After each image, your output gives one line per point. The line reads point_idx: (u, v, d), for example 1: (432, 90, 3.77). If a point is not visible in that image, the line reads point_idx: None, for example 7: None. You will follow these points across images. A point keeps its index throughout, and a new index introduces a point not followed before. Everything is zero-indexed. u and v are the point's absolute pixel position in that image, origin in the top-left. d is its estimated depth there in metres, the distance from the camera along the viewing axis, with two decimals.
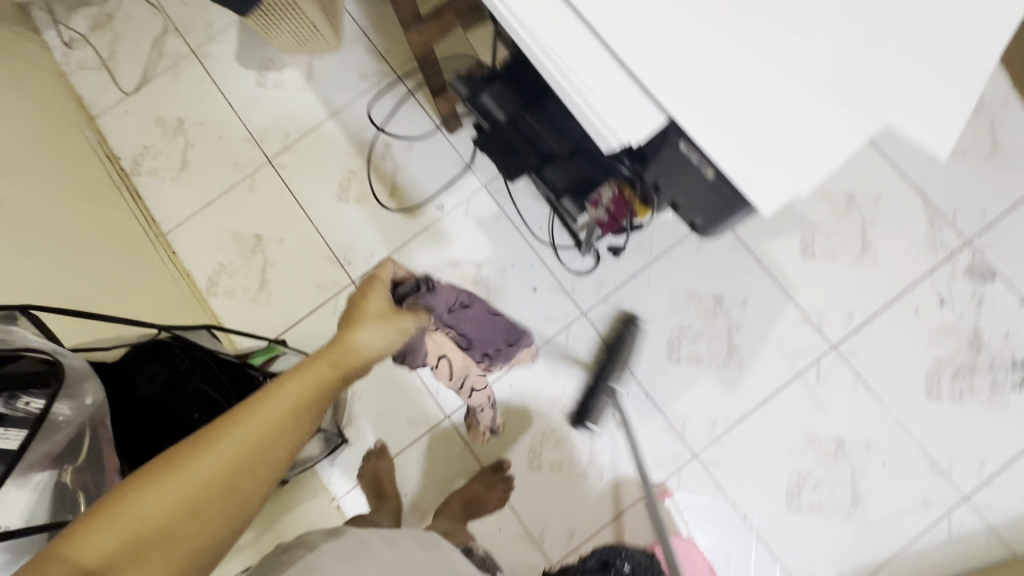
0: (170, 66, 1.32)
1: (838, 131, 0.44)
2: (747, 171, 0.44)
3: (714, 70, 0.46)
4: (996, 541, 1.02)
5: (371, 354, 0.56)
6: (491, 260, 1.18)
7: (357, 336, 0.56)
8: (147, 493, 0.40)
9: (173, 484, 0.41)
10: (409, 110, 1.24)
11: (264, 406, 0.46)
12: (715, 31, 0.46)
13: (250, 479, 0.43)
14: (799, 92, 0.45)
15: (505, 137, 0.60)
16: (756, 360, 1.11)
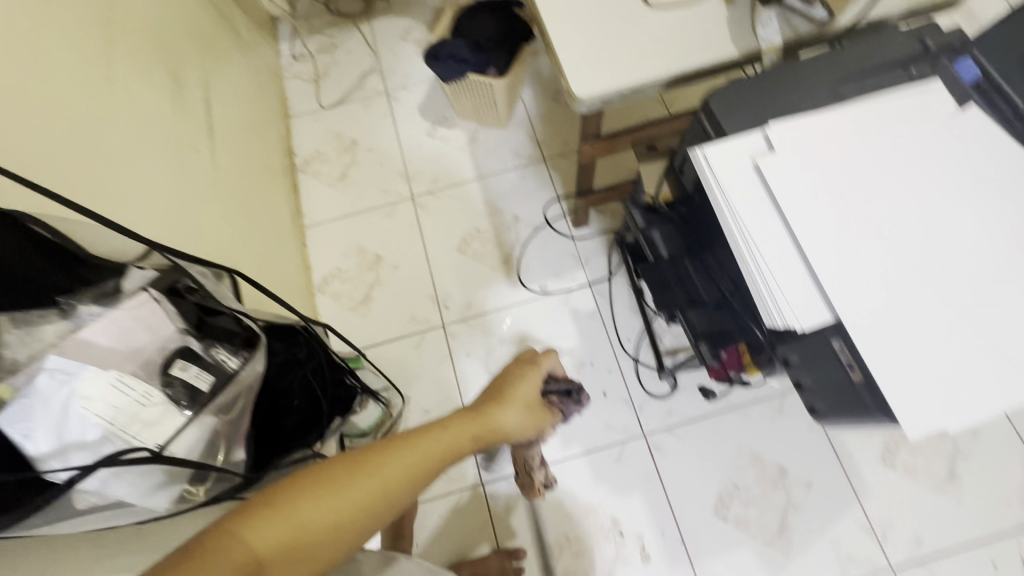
0: (364, 97, 1.55)
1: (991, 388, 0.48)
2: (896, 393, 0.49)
3: (886, 295, 0.52)
4: None
5: (504, 430, 0.60)
6: (574, 352, 1.23)
7: (499, 411, 0.60)
8: (304, 502, 0.44)
9: (326, 504, 0.45)
10: (544, 197, 1.38)
11: (403, 452, 0.50)
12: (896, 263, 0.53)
13: (374, 518, 0.47)
14: (961, 341, 0.50)
15: (665, 272, 0.71)
16: (805, 550, 1.05)
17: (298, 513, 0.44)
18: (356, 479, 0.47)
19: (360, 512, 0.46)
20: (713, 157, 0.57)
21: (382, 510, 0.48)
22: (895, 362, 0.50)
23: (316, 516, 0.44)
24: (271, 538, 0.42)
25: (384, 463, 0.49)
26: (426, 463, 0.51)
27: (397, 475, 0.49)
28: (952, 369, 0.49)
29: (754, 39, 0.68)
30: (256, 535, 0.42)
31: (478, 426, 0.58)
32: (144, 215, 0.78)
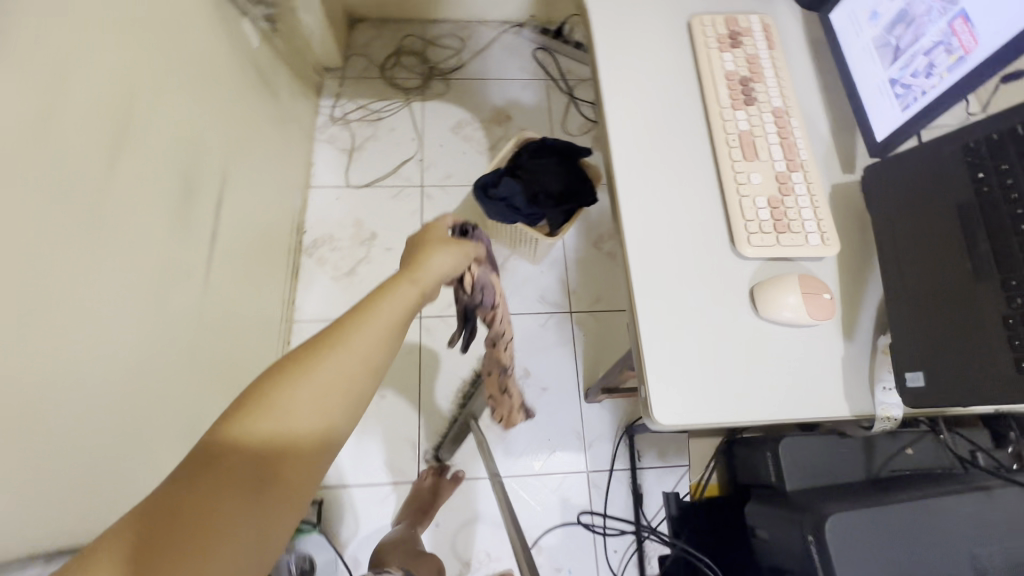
0: (397, 185, 1.42)
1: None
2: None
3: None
4: None
5: (450, 258, 0.55)
6: (554, 551, 1.11)
7: (434, 246, 0.55)
8: (281, 391, 0.38)
9: (304, 389, 0.38)
10: (562, 356, 1.27)
11: (371, 310, 0.44)
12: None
13: (370, 367, 0.42)
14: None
15: None
16: None
17: (284, 403, 0.38)
18: (326, 347, 0.40)
19: (352, 374, 0.40)
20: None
21: (376, 362, 0.42)
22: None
23: (302, 412, 0.38)
24: (257, 443, 0.36)
25: (348, 330, 0.42)
26: (399, 309, 0.46)
27: (376, 323, 0.43)
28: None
29: (869, 398, 0.58)
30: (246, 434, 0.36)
31: (414, 265, 0.52)
32: (84, 422, 0.62)
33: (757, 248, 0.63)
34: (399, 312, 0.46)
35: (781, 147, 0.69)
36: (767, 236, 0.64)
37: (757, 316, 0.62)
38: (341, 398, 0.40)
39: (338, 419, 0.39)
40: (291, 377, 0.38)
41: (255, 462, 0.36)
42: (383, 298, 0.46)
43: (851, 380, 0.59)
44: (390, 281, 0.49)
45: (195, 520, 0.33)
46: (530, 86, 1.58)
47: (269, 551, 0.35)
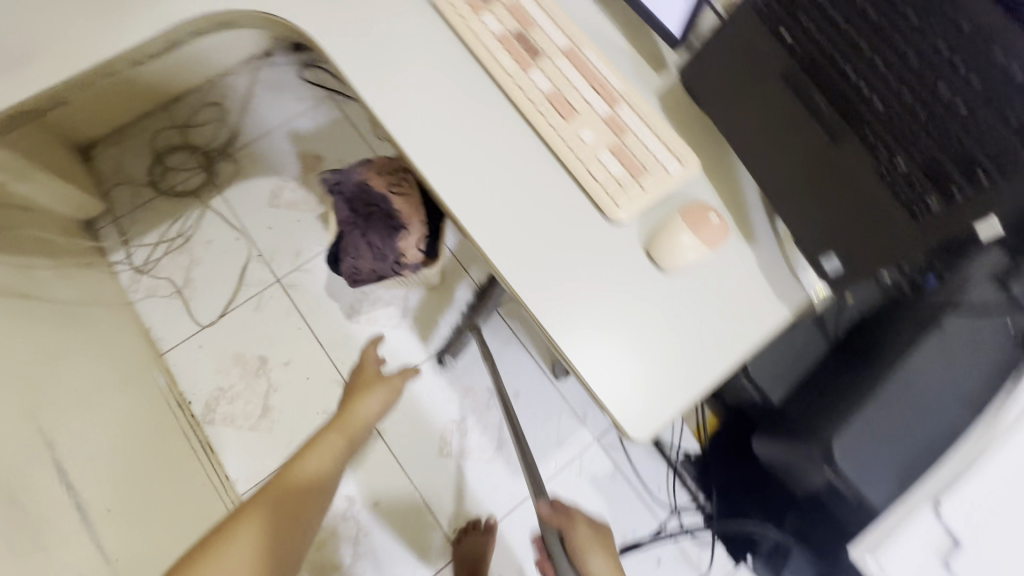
0: (253, 295, 1.24)
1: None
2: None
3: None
4: None
5: (371, 413, 0.81)
6: (611, 526, 1.11)
7: (365, 399, 0.83)
8: (297, 466, 0.73)
9: (307, 462, 0.73)
10: (513, 353, 1.21)
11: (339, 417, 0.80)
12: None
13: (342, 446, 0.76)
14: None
15: None
16: None
17: (298, 470, 0.73)
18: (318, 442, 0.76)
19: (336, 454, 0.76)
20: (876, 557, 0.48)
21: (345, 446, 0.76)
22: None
23: (314, 462, 0.73)
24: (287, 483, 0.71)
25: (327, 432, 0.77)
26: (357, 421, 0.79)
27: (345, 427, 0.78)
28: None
29: (798, 286, 0.57)
30: (293, 476, 0.72)
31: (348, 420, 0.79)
32: None
33: (630, 206, 0.58)
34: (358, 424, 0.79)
35: (592, 88, 0.62)
36: (630, 190, 0.58)
37: (665, 271, 0.57)
38: (332, 468, 0.75)
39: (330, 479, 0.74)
40: (301, 457, 0.74)
41: (292, 487, 0.71)
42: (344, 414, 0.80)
43: (774, 280, 0.57)
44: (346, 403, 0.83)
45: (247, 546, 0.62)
46: (320, 111, 1.40)
47: (303, 532, 0.69)
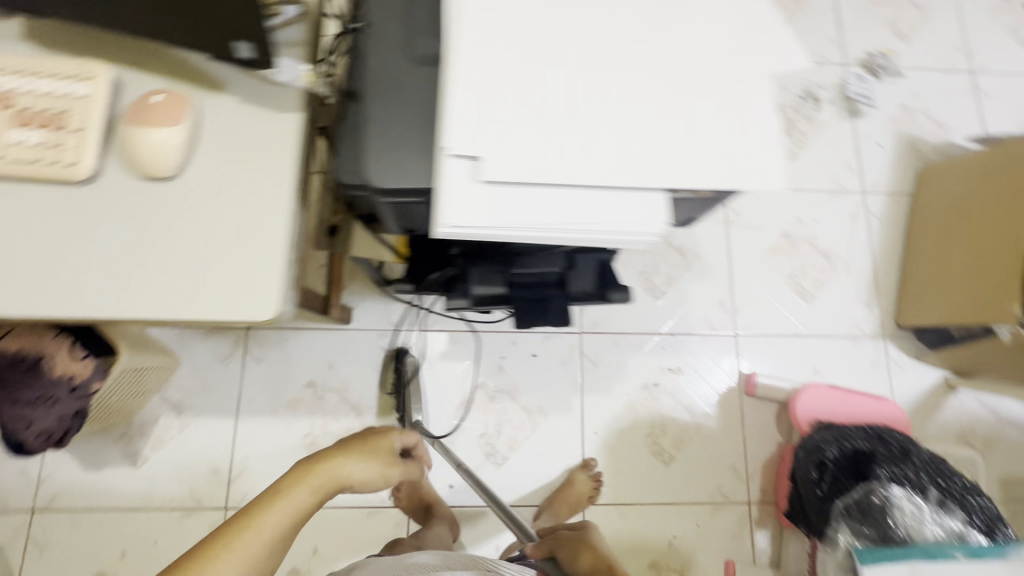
0: (24, 546, 1.03)
1: (772, 55, 0.50)
2: (740, 145, 0.48)
3: (677, 115, 0.48)
4: (899, 200, 1.35)
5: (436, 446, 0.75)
6: (486, 369, 1.18)
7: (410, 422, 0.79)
8: (327, 462, 0.59)
9: (339, 470, 0.60)
10: (298, 342, 1.16)
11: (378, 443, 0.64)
12: (642, 65, 0.49)
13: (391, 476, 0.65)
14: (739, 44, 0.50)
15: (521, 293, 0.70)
16: (700, 241, 1.28)
17: (328, 471, 0.59)
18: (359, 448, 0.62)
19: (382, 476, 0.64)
20: (453, 211, 0.45)
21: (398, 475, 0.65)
22: (709, 135, 0.48)
23: (346, 472, 0.60)
24: (307, 485, 0.57)
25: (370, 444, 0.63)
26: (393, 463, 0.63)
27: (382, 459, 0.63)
28: (754, 78, 0.49)
29: (286, 89, 0.56)
30: (322, 481, 0.58)
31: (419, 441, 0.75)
32: None
33: (84, 155, 0.51)
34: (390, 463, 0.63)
35: None
36: (68, 142, 0.51)
37: (173, 176, 0.53)
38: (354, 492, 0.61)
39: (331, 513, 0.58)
40: (336, 458, 0.60)
41: (318, 497, 0.58)
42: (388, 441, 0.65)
43: (266, 100, 0.56)
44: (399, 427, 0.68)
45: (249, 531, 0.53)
46: None
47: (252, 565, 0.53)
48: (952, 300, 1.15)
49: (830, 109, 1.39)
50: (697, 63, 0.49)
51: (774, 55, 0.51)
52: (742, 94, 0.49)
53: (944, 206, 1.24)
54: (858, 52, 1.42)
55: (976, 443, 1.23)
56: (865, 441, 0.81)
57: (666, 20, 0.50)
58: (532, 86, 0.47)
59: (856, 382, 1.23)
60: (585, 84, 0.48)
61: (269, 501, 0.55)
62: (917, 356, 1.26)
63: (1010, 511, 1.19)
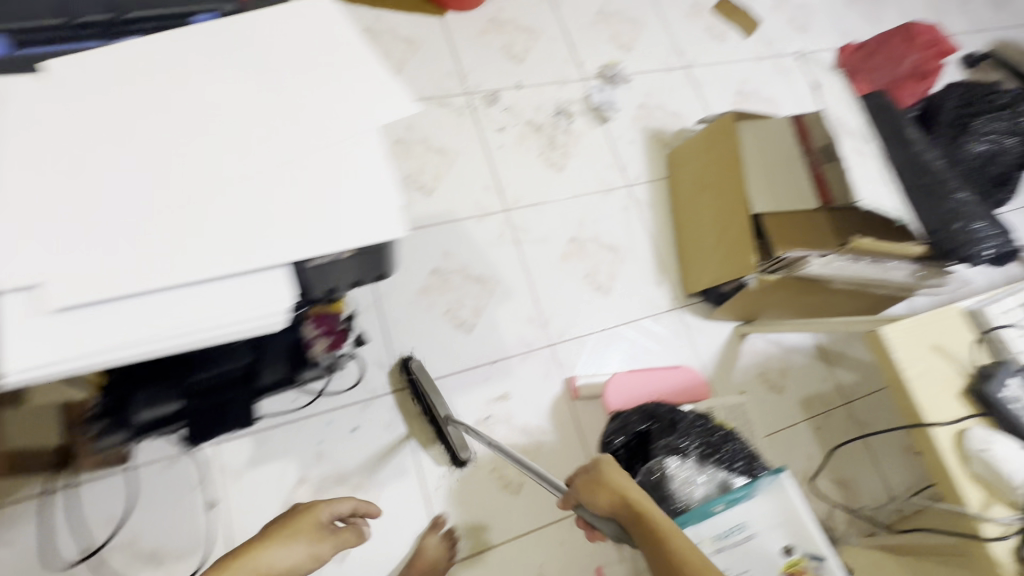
0: None
1: (372, 118, 0.53)
2: (354, 210, 0.50)
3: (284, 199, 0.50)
4: (659, 185, 1.51)
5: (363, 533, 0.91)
6: (304, 462, 1.08)
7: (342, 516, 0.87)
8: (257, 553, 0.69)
9: (276, 551, 0.71)
10: (58, 508, 0.96)
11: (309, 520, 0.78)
12: (233, 163, 0.51)
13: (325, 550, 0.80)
14: (324, 122, 0.53)
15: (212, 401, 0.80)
16: (496, 266, 1.32)
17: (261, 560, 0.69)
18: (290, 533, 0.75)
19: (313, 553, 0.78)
20: (25, 356, 0.43)
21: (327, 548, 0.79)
22: (311, 212, 0.50)
23: (280, 554, 0.72)
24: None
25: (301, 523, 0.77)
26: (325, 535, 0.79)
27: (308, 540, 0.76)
28: (343, 148, 0.52)
29: None
30: (258, 565, 0.68)
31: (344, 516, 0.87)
32: None
33: None
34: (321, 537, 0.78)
35: None
36: None
37: None
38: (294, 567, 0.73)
39: None
40: (267, 546, 0.71)
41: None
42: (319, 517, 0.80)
43: None
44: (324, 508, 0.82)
45: None
46: None
47: None
48: (713, 262, 1.31)
49: (582, 121, 1.53)
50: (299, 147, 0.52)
51: (378, 117, 0.54)
52: (350, 161, 0.52)
53: (690, 183, 1.42)
54: (594, 66, 1.59)
55: (776, 377, 1.38)
56: (641, 421, 0.84)
57: (251, 117, 0.53)
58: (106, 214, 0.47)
59: (667, 355, 1.34)
60: (168, 198, 0.49)
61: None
62: (710, 316, 1.39)
63: (816, 426, 1.35)
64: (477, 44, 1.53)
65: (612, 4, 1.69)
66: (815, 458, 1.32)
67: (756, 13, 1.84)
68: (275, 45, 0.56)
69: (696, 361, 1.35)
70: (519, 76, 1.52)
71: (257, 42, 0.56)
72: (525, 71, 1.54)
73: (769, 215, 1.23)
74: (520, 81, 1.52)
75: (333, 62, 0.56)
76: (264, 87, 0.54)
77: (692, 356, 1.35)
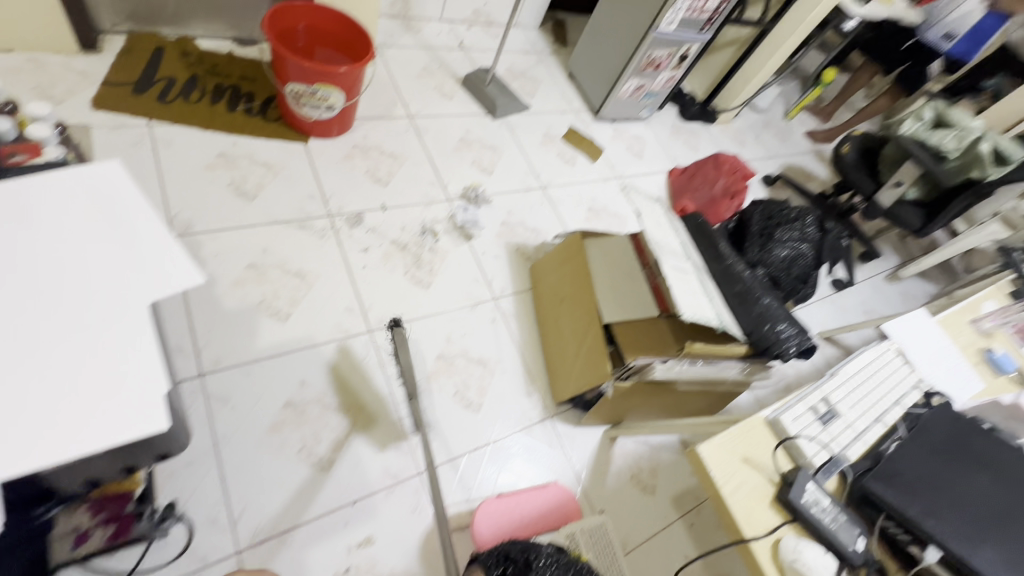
0: None
1: (147, 290, 0.50)
2: (112, 400, 0.45)
3: (11, 398, 0.42)
4: (524, 296, 1.59)
5: None
6: None
7: None
8: None
9: None
10: None
11: None
12: None
13: None
14: (88, 297, 0.48)
15: None
16: (358, 392, 1.25)
17: None
18: None
19: None
20: None
21: None
22: (48, 410, 0.43)
23: None
24: None
25: None
26: None
27: None
28: (105, 326, 0.47)
29: None
30: None
31: None
32: None
33: None
34: None
35: None
36: None
37: None
38: None
39: None
40: None
41: None
42: None
43: None
44: None
45: None
46: None
47: None
48: (577, 370, 1.36)
49: (447, 238, 1.59)
50: (48, 329, 0.46)
51: (156, 287, 0.50)
52: (114, 341, 0.47)
53: (550, 294, 1.51)
54: (457, 189, 1.70)
55: (647, 478, 1.41)
56: (496, 566, 0.79)
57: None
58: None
59: (541, 469, 1.32)
60: None
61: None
62: (580, 422, 1.42)
63: (688, 523, 1.38)
64: (340, 169, 1.57)
65: (473, 134, 1.87)
66: (691, 558, 1.33)
67: (599, 142, 2.14)
68: (39, 211, 0.51)
69: (570, 471, 1.34)
70: (384, 198, 1.57)
71: (11, 207, 0.50)
72: (390, 193, 1.59)
73: (618, 325, 1.32)
74: (385, 203, 1.56)
75: (111, 230, 0.52)
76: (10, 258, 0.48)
77: (567, 466, 1.35)
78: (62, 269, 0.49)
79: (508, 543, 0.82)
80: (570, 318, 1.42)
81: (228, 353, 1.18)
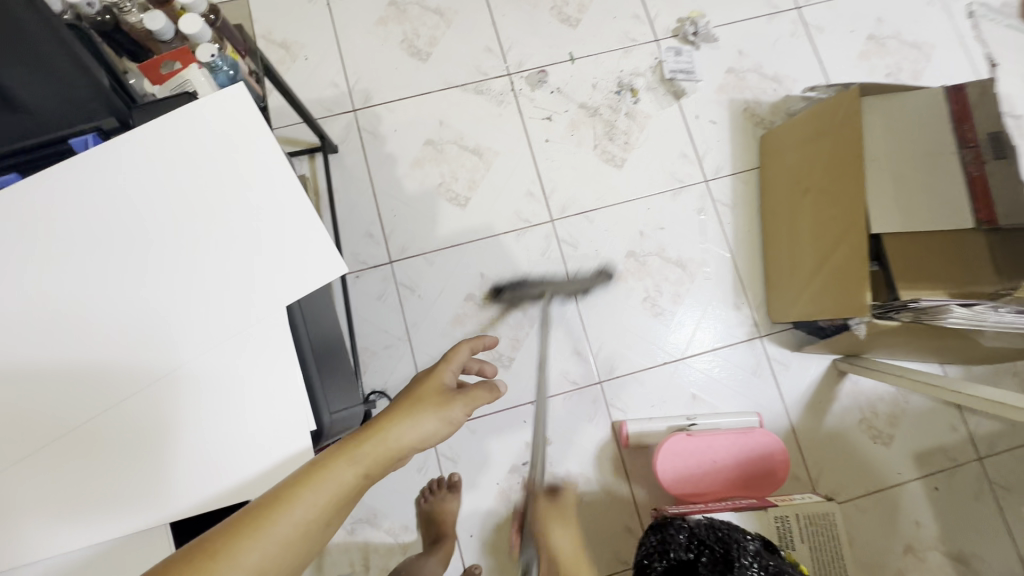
0: None
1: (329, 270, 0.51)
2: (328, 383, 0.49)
3: (256, 379, 0.48)
4: (746, 178, 1.21)
5: (418, 441, 0.54)
6: None
7: (410, 425, 0.53)
8: (346, 455, 0.47)
9: (393, 433, 0.52)
10: None
11: (395, 421, 0.53)
12: (210, 332, 0.48)
13: (388, 464, 0.51)
14: (288, 275, 0.50)
15: None
16: (539, 290, 1.15)
17: (380, 439, 0.50)
18: (370, 439, 0.50)
19: (368, 479, 0.48)
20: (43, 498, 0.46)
21: (365, 487, 0.48)
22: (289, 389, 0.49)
23: (408, 430, 0.53)
24: (320, 501, 0.44)
25: (369, 437, 0.50)
26: (394, 454, 0.51)
27: (401, 441, 0.52)
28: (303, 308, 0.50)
29: None
30: (389, 445, 0.51)
31: (425, 402, 0.56)
32: None
33: None
34: (367, 481, 0.48)
35: None
36: None
37: None
38: (371, 477, 0.49)
39: (355, 495, 0.47)
40: (381, 428, 0.51)
41: (382, 463, 0.50)
42: (398, 437, 0.52)
43: None
44: (409, 402, 0.56)
45: (265, 506, 0.42)
46: None
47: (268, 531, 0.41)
48: (815, 290, 1.02)
49: (651, 96, 1.23)
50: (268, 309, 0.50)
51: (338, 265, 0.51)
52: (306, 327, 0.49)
53: (788, 179, 1.12)
54: (668, 22, 1.26)
55: (883, 426, 1.12)
56: (687, 547, 0.70)
57: (221, 275, 0.50)
58: (101, 369, 0.47)
59: (740, 396, 1.12)
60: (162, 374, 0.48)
61: (306, 478, 0.45)
62: (800, 349, 1.14)
63: (932, 487, 1.09)
64: (521, 7, 1.25)
65: None
66: (925, 525, 1.08)
67: None
68: (236, 177, 0.52)
69: (778, 403, 1.12)
70: (572, 44, 1.24)
71: (219, 175, 0.51)
72: (581, 36, 1.25)
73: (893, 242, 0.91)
74: (573, 52, 1.24)
75: (286, 199, 0.52)
76: (228, 233, 0.51)
77: (775, 397, 1.13)
78: (257, 215, 0.51)
79: (709, 527, 0.71)
80: (815, 216, 1.03)
81: (415, 241, 1.16)
